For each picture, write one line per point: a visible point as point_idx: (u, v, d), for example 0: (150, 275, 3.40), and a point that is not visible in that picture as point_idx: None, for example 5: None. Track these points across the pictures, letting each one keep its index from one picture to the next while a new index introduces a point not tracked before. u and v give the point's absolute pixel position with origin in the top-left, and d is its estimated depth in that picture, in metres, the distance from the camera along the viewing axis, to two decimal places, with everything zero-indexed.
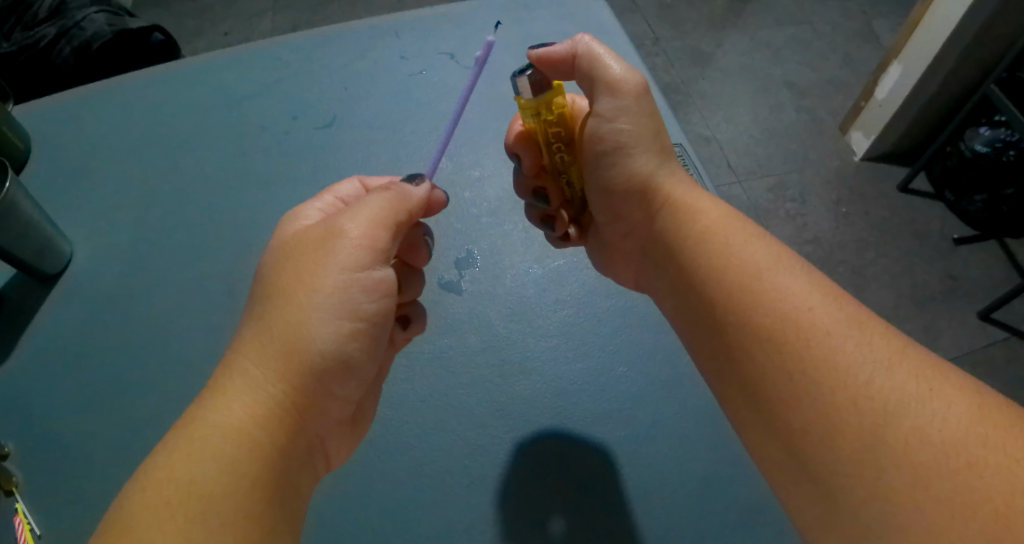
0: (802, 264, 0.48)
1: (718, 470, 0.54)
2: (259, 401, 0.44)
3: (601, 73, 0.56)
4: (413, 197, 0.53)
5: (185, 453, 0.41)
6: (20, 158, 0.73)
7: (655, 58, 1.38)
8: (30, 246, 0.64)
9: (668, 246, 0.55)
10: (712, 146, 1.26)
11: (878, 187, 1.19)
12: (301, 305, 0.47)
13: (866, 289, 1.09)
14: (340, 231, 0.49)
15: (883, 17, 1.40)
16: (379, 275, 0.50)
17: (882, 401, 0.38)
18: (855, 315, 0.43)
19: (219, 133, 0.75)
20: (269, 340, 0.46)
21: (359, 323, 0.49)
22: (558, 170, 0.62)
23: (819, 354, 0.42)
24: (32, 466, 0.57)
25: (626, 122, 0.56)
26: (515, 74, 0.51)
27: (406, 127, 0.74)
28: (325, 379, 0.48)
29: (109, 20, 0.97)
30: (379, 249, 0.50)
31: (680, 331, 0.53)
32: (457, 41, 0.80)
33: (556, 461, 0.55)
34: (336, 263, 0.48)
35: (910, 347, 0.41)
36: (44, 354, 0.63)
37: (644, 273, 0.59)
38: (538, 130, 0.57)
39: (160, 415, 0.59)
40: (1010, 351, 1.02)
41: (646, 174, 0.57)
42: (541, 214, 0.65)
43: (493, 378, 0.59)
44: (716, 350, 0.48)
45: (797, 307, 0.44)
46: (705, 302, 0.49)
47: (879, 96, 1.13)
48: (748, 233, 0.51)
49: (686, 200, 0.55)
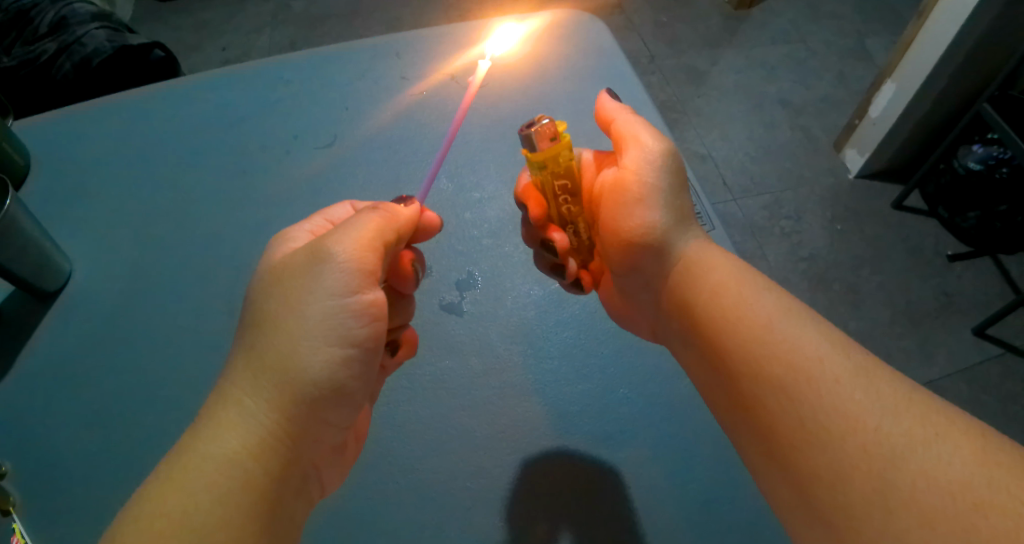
0: (813, 315, 0.47)
1: (718, 492, 0.54)
2: (252, 431, 0.44)
3: (635, 131, 0.59)
4: (400, 215, 0.53)
5: (179, 485, 0.41)
6: (20, 173, 0.73)
7: (652, 76, 1.39)
8: (29, 264, 0.63)
9: (684, 301, 0.53)
10: (708, 163, 1.27)
11: (873, 204, 1.20)
12: (293, 330, 0.46)
13: (861, 306, 1.10)
14: (326, 254, 0.48)
15: (877, 35, 1.42)
16: (369, 298, 0.49)
17: (890, 447, 0.38)
18: (862, 364, 0.43)
19: (220, 151, 0.75)
20: (260, 373, 0.46)
21: (351, 349, 0.48)
22: (565, 221, 0.61)
23: (828, 401, 0.41)
24: (28, 487, 0.57)
25: (654, 176, 0.56)
26: (521, 125, 0.52)
27: (405, 149, 0.75)
28: (316, 412, 0.47)
29: (110, 36, 0.97)
30: (367, 270, 0.49)
31: (692, 376, 0.53)
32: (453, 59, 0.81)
33: (557, 484, 0.55)
34: (325, 288, 0.47)
35: (917, 392, 0.41)
36: (39, 373, 0.63)
37: (665, 327, 0.56)
38: (544, 181, 0.57)
39: (157, 436, 0.59)
40: (1004, 368, 1.03)
41: (663, 228, 0.55)
42: (550, 264, 0.62)
43: (494, 402, 0.59)
44: (733, 397, 0.47)
45: (808, 358, 0.44)
46: (718, 351, 0.49)
47: (873, 115, 1.15)
48: (760, 286, 0.50)
49: (696, 258, 0.54)
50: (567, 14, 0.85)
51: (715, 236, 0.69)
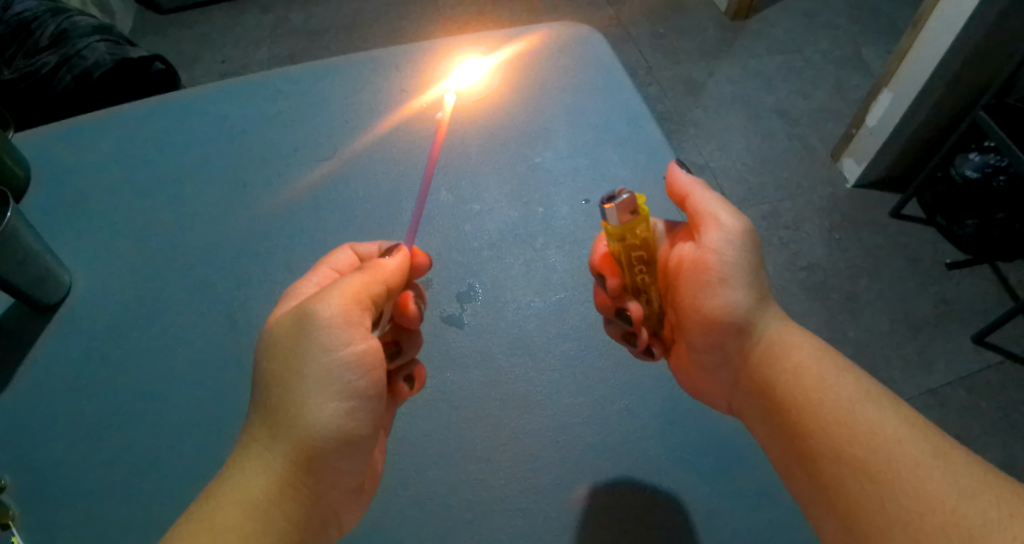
0: (894, 398, 0.46)
1: (721, 505, 0.54)
2: (271, 479, 0.45)
3: (711, 207, 0.56)
4: (389, 266, 0.52)
5: (205, 528, 0.43)
6: (20, 186, 0.73)
7: (649, 87, 1.40)
8: (29, 277, 0.63)
9: (768, 381, 0.51)
10: (706, 174, 1.28)
11: (870, 212, 1.20)
12: (296, 390, 0.46)
13: (861, 315, 1.10)
14: (313, 314, 0.47)
15: (872, 45, 1.43)
16: (361, 349, 0.48)
17: (970, 529, 0.38)
18: (941, 446, 0.42)
19: (220, 164, 0.76)
20: (274, 430, 0.46)
21: (353, 401, 0.48)
22: (638, 289, 0.59)
23: (908, 484, 0.41)
24: (27, 502, 0.57)
25: (733, 254, 0.54)
26: (605, 200, 0.49)
27: (404, 160, 0.75)
28: (329, 462, 0.48)
29: (110, 49, 0.99)
30: (355, 322, 0.48)
31: (768, 453, 0.51)
32: (424, 89, 0.80)
33: (558, 496, 0.55)
34: (318, 346, 0.47)
35: (992, 474, 0.41)
36: (38, 386, 0.62)
37: (745, 408, 0.54)
38: (621, 252, 0.54)
39: (156, 450, 0.59)
40: (1005, 375, 1.03)
41: (744, 309, 0.53)
42: (620, 333, 0.59)
43: (495, 414, 0.59)
44: (811, 476, 0.46)
45: (887, 439, 0.43)
46: (799, 431, 0.47)
47: (870, 124, 1.16)
48: (840, 367, 0.49)
49: (778, 340, 0.52)
50: (563, 26, 0.86)
51: None
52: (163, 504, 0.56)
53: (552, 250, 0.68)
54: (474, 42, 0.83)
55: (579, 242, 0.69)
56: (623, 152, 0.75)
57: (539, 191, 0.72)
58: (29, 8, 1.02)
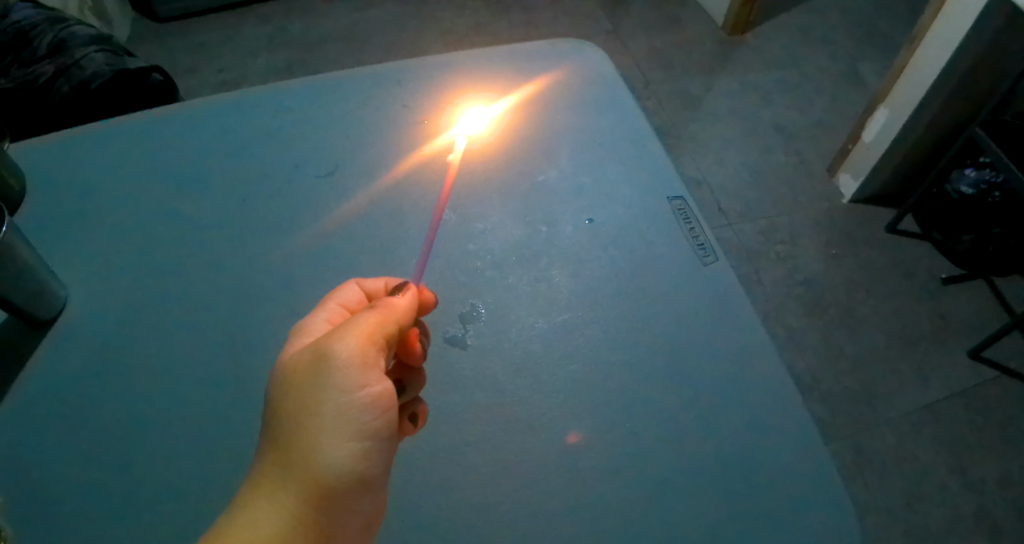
0: None
1: (726, 528, 0.54)
2: (282, 521, 0.44)
3: None
4: (400, 303, 0.51)
5: None
6: (15, 198, 0.72)
7: (647, 101, 1.40)
8: (24, 292, 0.63)
9: None
10: (704, 188, 1.28)
11: (867, 228, 1.21)
12: (312, 430, 0.45)
13: (858, 330, 1.10)
14: (329, 355, 0.46)
15: (867, 61, 1.45)
16: (378, 390, 0.47)
17: None
18: None
19: (221, 179, 0.75)
20: (287, 471, 0.45)
21: (369, 441, 0.47)
22: None
23: None
24: (17, 524, 0.55)
25: None
26: None
27: (409, 177, 0.75)
28: (343, 503, 0.46)
29: (108, 59, 0.98)
30: (372, 363, 0.47)
31: None
32: (436, 132, 0.78)
33: (561, 520, 0.54)
34: (335, 387, 0.46)
35: None
36: (33, 404, 0.61)
37: None
38: None
39: (153, 471, 0.58)
40: (1001, 391, 1.03)
41: None
42: None
43: (498, 436, 0.58)
44: None
45: None
46: None
47: (867, 139, 1.16)
48: None
49: None
50: (563, 42, 0.87)
51: (717, 267, 0.69)
52: (159, 526, 0.55)
53: (555, 270, 0.68)
54: (480, 61, 0.84)
55: (584, 262, 0.69)
56: (627, 170, 0.76)
57: (541, 210, 0.72)
58: (27, 17, 1.01)
